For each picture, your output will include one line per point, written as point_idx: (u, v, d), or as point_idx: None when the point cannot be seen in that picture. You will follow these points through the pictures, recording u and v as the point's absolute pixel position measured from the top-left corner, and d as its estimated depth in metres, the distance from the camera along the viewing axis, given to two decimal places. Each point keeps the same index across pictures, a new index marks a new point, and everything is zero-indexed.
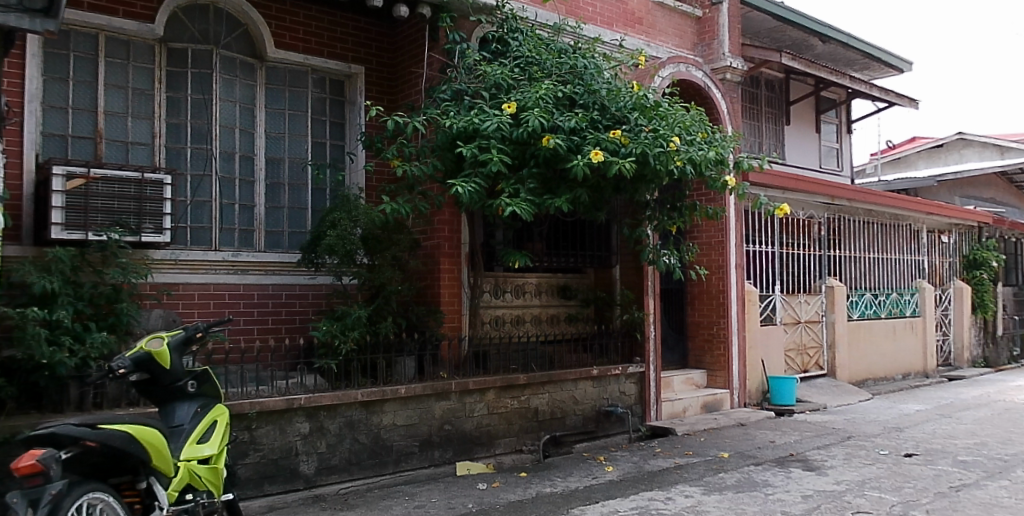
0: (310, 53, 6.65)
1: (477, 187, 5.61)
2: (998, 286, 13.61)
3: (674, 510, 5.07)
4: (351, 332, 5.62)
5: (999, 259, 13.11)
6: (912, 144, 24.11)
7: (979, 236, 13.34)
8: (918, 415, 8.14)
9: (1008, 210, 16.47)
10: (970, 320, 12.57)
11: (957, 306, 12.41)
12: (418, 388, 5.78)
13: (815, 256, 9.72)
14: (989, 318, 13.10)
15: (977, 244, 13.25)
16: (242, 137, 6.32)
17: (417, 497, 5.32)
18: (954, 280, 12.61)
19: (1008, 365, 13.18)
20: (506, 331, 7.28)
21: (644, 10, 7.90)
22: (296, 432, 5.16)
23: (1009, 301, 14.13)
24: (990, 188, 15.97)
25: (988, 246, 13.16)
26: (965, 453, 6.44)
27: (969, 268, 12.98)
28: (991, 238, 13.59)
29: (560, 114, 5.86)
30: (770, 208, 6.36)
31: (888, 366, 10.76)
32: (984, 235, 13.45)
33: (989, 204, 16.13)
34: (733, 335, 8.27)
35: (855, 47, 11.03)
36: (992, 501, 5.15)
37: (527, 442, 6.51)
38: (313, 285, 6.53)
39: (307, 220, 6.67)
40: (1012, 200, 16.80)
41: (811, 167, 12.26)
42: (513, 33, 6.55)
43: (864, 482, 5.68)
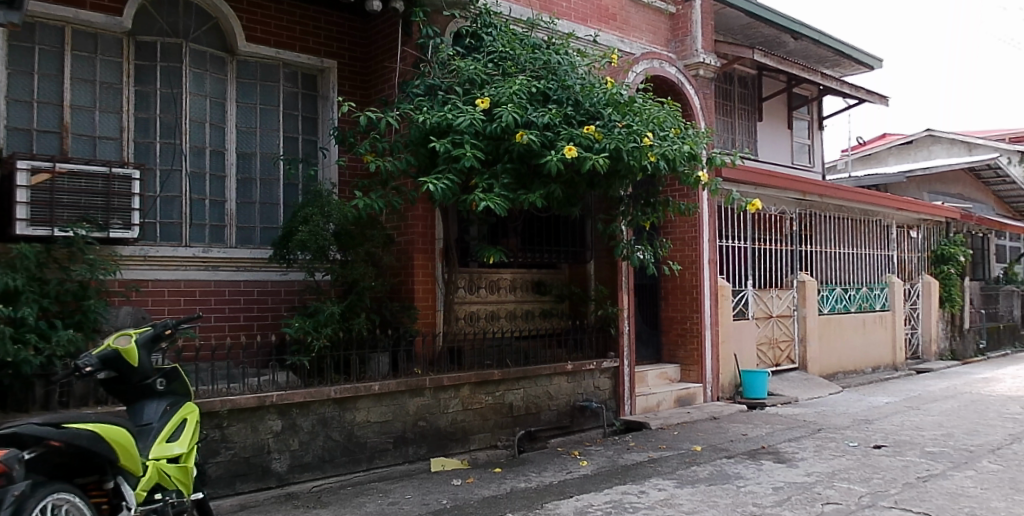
0: (282, 47, 6.58)
1: (450, 183, 5.59)
2: (965, 280, 13.85)
3: (647, 503, 5.10)
4: (324, 328, 5.59)
5: (966, 254, 13.33)
6: (882, 141, 24.44)
7: (947, 232, 13.56)
8: (887, 407, 8.27)
9: (975, 205, 16.77)
10: (938, 314, 12.78)
11: (925, 301, 12.63)
12: (392, 385, 5.75)
13: (787, 251, 9.82)
14: (956, 312, 13.35)
15: (945, 239, 13.46)
16: (213, 132, 6.24)
17: (391, 494, 5.29)
18: (923, 274, 12.83)
19: (975, 358, 13.42)
20: (480, 326, 7.27)
21: (617, 6, 7.91)
22: (268, 430, 5.10)
23: (976, 296, 14.40)
24: (958, 184, 16.26)
25: (956, 241, 13.38)
26: (933, 444, 6.55)
27: (937, 263, 13.19)
28: (959, 233, 13.83)
29: (534, 110, 5.85)
30: (742, 203, 6.39)
31: (858, 360, 10.91)
32: (952, 231, 13.68)
33: (958, 199, 16.41)
34: (706, 330, 8.33)
35: (827, 44, 11.15)
36: (958, 491, 5.25)
37: (502, 437, 6.49)
38: (285, 282, 6.47)
39: (279, 215, 6.59)
40: (979, 195, 17.11)
41: (784, 163, 12.39)
42: (486, 28, 6.54)
43: (833, 474, 5.76)
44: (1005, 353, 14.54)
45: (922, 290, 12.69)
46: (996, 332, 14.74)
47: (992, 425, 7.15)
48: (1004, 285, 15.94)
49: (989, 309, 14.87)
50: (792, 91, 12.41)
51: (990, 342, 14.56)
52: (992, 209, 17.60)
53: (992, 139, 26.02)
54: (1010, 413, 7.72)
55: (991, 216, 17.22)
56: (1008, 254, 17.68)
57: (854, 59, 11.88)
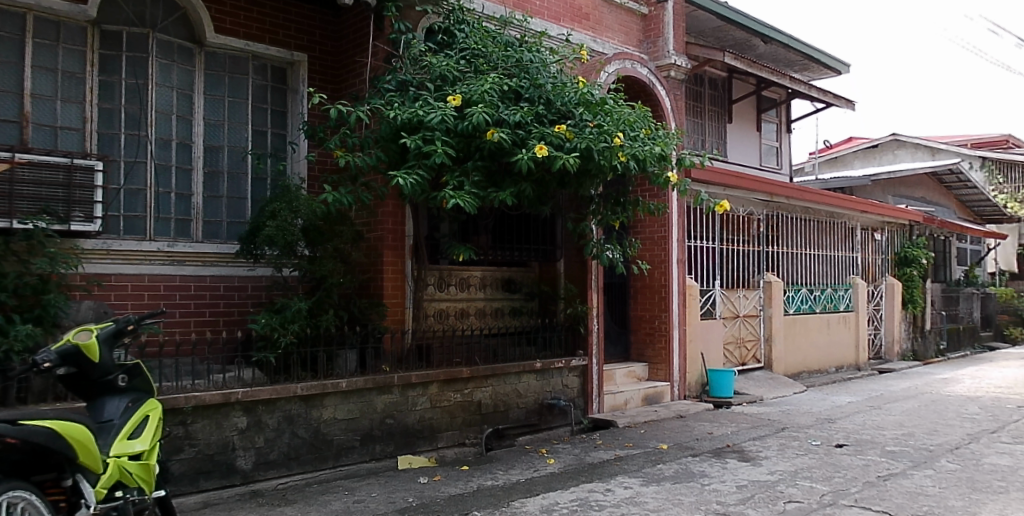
0: (252, 39, 6.49)
1: (420, 179, 5.55)
2: (927, 282, 14.14)
3: (613, 501, 5.13)
4: (291, 325, 5.55)
5: (928, 256, 13.62)
6: (849, 144, 24.85)
7: (910, 234, 13.82)
8: (849, 406, 8.41)
9: (938, 209, 17.13)
10: (900, 315, 13.04)
11: (888, 302, 12.87)
12: (360, 382, 5.71)
13: (755, 252, 9.94)
14: (918, 313, 13.64)
15: (909, 241, 13.73)
16: (179, 124, 6.14)
17: (357, 492, 5.26)
18: (886, 276, 13.06)
19: (936, 358, 13.71)
20: (449, 324, 7.26)
21: (591, 5, 7.93)
22: (233, 427, 5.04)
23: (937, 298, 14.71)
24: (921, 188, 16.59)
25: (919, 244, 13.66)
26: (894, 443, 6.68)
27: (900, 265, 13.44)
28: (921, 236, 14.12)
29: (506, 108, 5.84)
30: (711, 203, 6.45)
31: (822, 359, 11.08)
32: (915, 233, 13.95)
33: (921, 203, 16.73)
34: (674, 329, 8.40)
35: (796, 48, 11.31)
36: (917, 490, 5.36)
37: (469, 435, 6.49)
38: (252, 277, 6.39)
39: (247, 210, 6.50)
40: (942, 199, 17.49)
41: (753, 165, 12.53)
42: (459, 25, 6.52)
43: (796, 472, 5.84)
44: (964, 354, 14.87)
45: (885, 291, 12.90)
46: (955, 332, 15.07)
47: (951, 425, 7.31)
48: (964, 287, 16.31)
49: (949, 311, 15.20)
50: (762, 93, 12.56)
51: (951, 343, 14.88)
52: (953, 212, 18.01)
53: (955, 144, 26.61)
54: (967, 413, 7.91)
55: (952, 220, 17.60)
56: (968, 257, 18.08)
57: (823, 64, 12.06)
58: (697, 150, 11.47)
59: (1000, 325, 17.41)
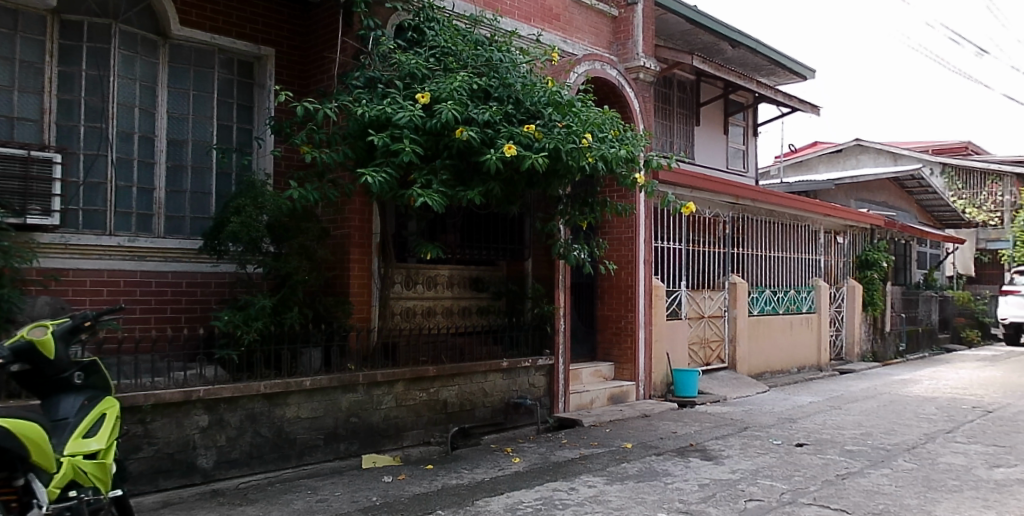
0: (218, 33, 6.39)
1: (388, 176, 5.52)
2: (887, 285, 14.42)
3: (577, 500, 5.14)
4: (254, 322, 5.49)
5: (888, 259, 13.90)
6: (813, 149, 25.29)
7: (871, 238, 14.10)
8: (810, 406, 8.54)
9: (898, 214, 17.50)
10: (861, 317, 13.28)
11: (849, 304, 13.10)
12: (324, 381, 5.65)
13: (721, 254, 10.06)
14: (878, 315, 13.91)
15: (870, 245, 14.00)
16: (142, 117, 6.03)
17: (320, 491, 5.22)
18: (848, 278, 13.30)
19: (895, 360, 13.99)
20: (416, 322, 7.24)
21: (561, 6, 7.95)
22: (193, 425, 4.96)
23: (897, 300, 15.01)
24: (883, 193, 16.92)
25: (879, 247, 13.93)
26: (853, 442, 6.80)
27: (862, 267, 13.69)
28: (883, 240, 14.41)
29: (475, 107, 5.83)
30: (678, 206, 6.50)
31: (785, 360, 11.24)
32: (877, 237, 14.24)
33: (882, 207, 17.07)
34: (640, 329, 8.46)
35: (763, 53, 11.48)
36: (874, 488, 5.47)
37: (435, 434, 6.47)
38: (216, 273, 6.30)
39: (211, 205, 6.40)
40: (902, 204, 17.86)
41: (720, 167, 12.68)
42: (429, 22, 6.49)
43: (757, 471, 5.92)
44: (922, 355, 15.20)
45: (847, 293, 13.14)
46: (914, 334, 15.41)
47: (908, 425, 7.47)
48: (923, 290, 16.67)
49: (908, 313, 15.53)
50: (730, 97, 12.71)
51: (910, 345, 15.19)
52: (913, 217, 18.41)
53: (917, 150, 27.21)
54: (924, 413, 8.08)
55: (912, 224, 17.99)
56: (927, 261, 18.50)
57: (790, 69, 12.26)
58: (665, 152, 11.57)
59: (957, 327, 17.84)
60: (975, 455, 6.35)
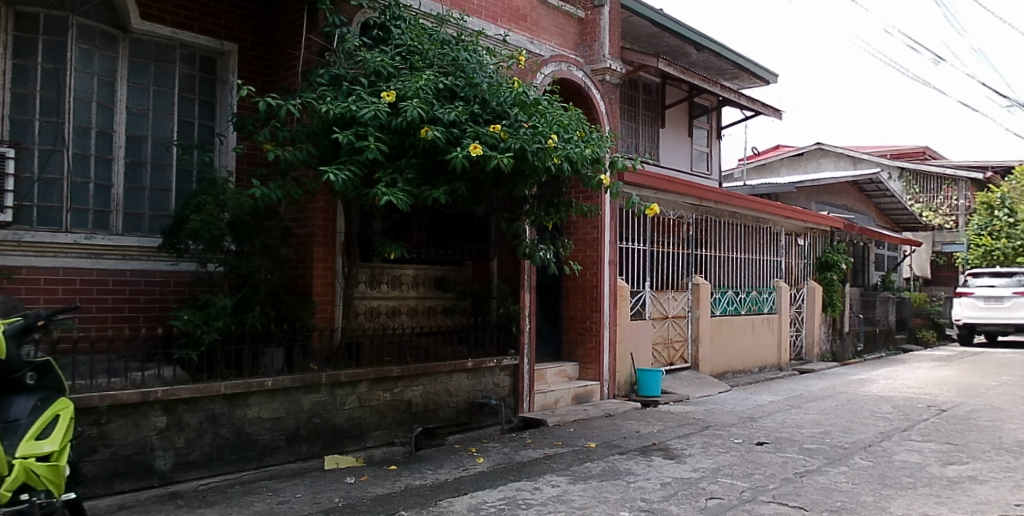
0: (179, 27, 6.29)
1: (352, 174, 5.47)
2: (846, 287, 14.71)
3: (540, 500, 5.16)
4: (215, 321, 5.42)
5: (847, 261, 14.18)
6: (776, 152, 25.72)
7: (831, 240, 14.38)
8: (771, 406, 8.68)
9: (858, 217, 17.88)
10: (821, 317, 13.54)
11: (809, 305, 13.35)
12: (286, 381, 5.59)
13: (684, 255, 10.18)
14: (837, 316, 14.19)
15: (830, 247, 14.27)
16: (100, 112, 5.90)
17: (281, 493, 5.16)
18: (808, 280, 13.54)
19: (853, 360, 14.29)
20: (380, 322, 7.20)
21: (528, 7, 7.97)
22: (151, 427, 4.86)
23: (856, 301, 15.31)
24: (843, 196, 17.26)
25: (839, 249, 14.22)
26: (811, 441, 6.93)
27: (822, 269, 13.95)
28: (842, 242, 14.69)
29: (441, 106, 5.81)
30: (642, 207, 6.55)
31: (746, 359, 11.40)
32: (836, 240, 14.52)
33: (843, 210, 17.41)
34: (605, 329, 8.52)
35: (728, 57, 11.64)
36: (832, 486, 5.57)
37: (398, 435, 6.43)
38: (176, 272, 6.19)
39: (170, 203, 6.28)
40: (862, 207, 18.24)
41: (684, 169, 12.83)
42: (395, 20, 6.45)
43: (718, 470, 6.00)
44: (879, 355, 15.54)
45: (807, 294, 13.38)
46: (872, 334, 15.73)
47: (865, 424, 7.64)
48: (881, 291, 17.03)
49: (867, 314, 15.86)
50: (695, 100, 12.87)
51: (868, 345, 15.52)
52: (872, 220, 18.80)
53: (877, 155, 27.84)
54: (880, 412, 8.26)
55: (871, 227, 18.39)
56: (885, 263, 18.94)
57: (754, 74, 12.46)
58: (630, 154, 11.66)
59: (914, 327, 18.24)
60: (929, 453, 6.51)
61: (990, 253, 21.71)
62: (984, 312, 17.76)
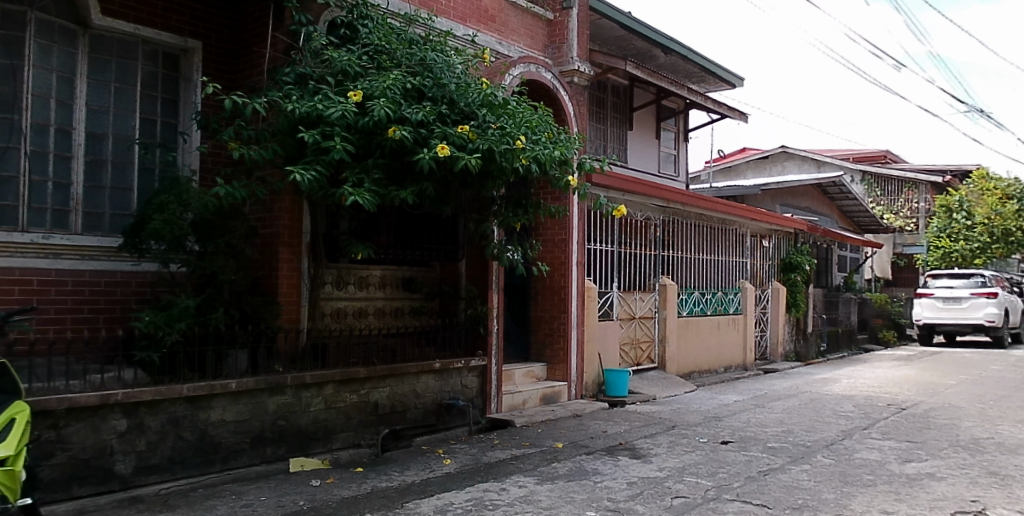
0: (142, 23, 6.18)
1: (318, 174, 5.41)
2: (810, 288, 14.96)
3: (507, 500, 5.17)
4: (177, 323, 5.33)
5: (811, 263, 14.42)
6: (743, 155, 26.08)
7: (795, 242, 14.62)
8: (735, 405, 8.80)
9: (821, 219, 18.21)
10: (785, 318, 13.74)
11: (774, 305, 13.54)
12: (250, 383, 5.52)
13: (651, 256, 10.28)
14: (801, 316, 14.41)
15: (794, 248, 14.50)
16: (59, 109, 5.77)
17: (245, 496, 5.10)
18: (772, 281, 13.74)
19: (816, 359, 14.53)
20: (347, 323, 7.15)
21: (497, 8, 7.98)
22: (111, 430, 4.76)
23: (819, 302, 15.57)
24: (807, 198, 17.56)
25: (803, 251, 14.45)
26: (775, 439, 7.04)
27: (786, 270, 14.16)
28: (806, 244, 14.95)
29: (409, 106, 5.79)
30: (610, 208, 6.59)
31: (712, 359, 11.53)
32: (800, 241, 14.77)
33: (807, 212, 17.71)
34: (573, 329, 8.56)
35: (695, 60, 11.79)
36: (794, 484, 5.66)
37: (365, 436, 6.40)
38: (137, 272, 6.09)
39: (132, 202, 6.18)
40: (825, 209, 18.59)
41: (652, 171, 12.95)
42: (363, 19, 6.42)
43: (683, 469, 6.06)
44: (842, 355, 15.83)
45: (771, 295, 13.58)
46: (835, 335, 16.02)
47: (827, 422, 7.78)
48: (843, 292, 17.34)
49: (829, 314, 16.14)
50: (662, 102, 13.01)
51: (831, 345, 15.81)
52: (835, 222, 19.17)
53: (840, 158, 28.40)
54: (841, 411, 8.41)
55: (834, 228, 18.72)
56: (847, 265, 19.33)
57: (721, 77, 12.63)
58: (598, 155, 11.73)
59: (875, 327, 18.62)
60: (889, 451, 6.65)
61: (949, 255, 22.25)
62: (943, 312, 18.18)
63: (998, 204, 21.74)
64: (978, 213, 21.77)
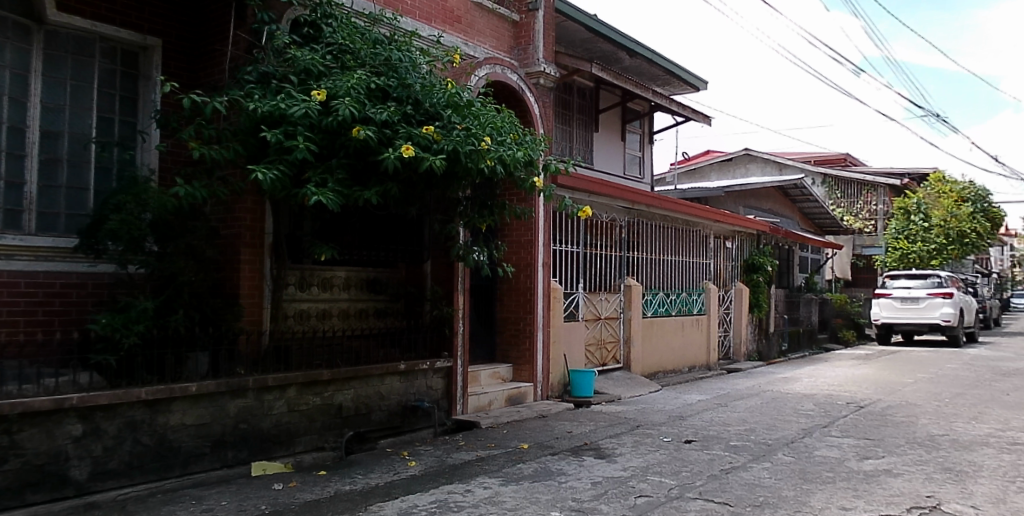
0: (99, 19, 6.05)
1: (281, 173, 5.34)
2: (772, 288, 15.19)
3: (471, 502, 5.17)
4: (135, 325, 5.22)
5: (773, 263, 14.65)
6: (707, 157, 26.45)
7: (758, 243, 14.84)
8: (698, 404, 8.91)
9: (783, 221, 18.53)
10: (748, 318, 13.94)
11: (737, 305, 13.73)
12: (211, 386, 5.43)
13: (616, 257, 10.36)
14: (763, 317, 14.62)
15: (757, 249, 14.73)
16: (12, 107, 5.62)
17: (205, 501, 5.02)
18: (735, 282, 13.93)
19: (778, 359, 14.77)
20: (310, 325, 7.08)
21: (462, 8, 7.98)
22: (66, 435, 4.65)
23: (781, 302, 15.83)
24: (770, 200, 17.86)
25: (765, 252, 14.68)
26: (738, 438, 7.14)
27: (749, 271, 14.37)
28: (768, 245, 15.19)
29: (373, 106, 5.75)
30: (574, 209, 6.61)
31: (676, 359, 11.65)
32: (762, 242, 15.01)
33: (770, 214, 18.01)
34: (538, 330, 8.58)
35: (660, 63, 11.93)
36: (756, 482, 5.74)
37: (329, 439, 6.34)
38: (93, 273, 5.94)
39: (89, 202, 6.04)
40: (787, 211, 18.93)
41: (617, 173, 13.06)
42: (326, 19, 6.36)
43: (647, 468, 6.12)
44: (803, 354, 16.10)
45: (734, 296, 13.76)
46: (796, 335, 16.31)
47: (788, 421, 7.92)
48: (804, 292, 17.66)
49: (791, 314, 16.42)
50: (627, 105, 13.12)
51: (792, 345, 16.07)
52: (797, 223, 19.54)
53: (802, 161, 28.97)
54: (802, 409, 8.56)
55: (795, 230, 19.05)
56: (808, 265, 19.70)
57: (686, 80, 12.79)
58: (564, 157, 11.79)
59: (835, 327, 19.00)
60: (847, 448, 6.79)
61: (907, 256, 22.77)
62: (901, 312, 18.60)
63: (953, 206, 22.26)
64: (935, 216, 22.33)
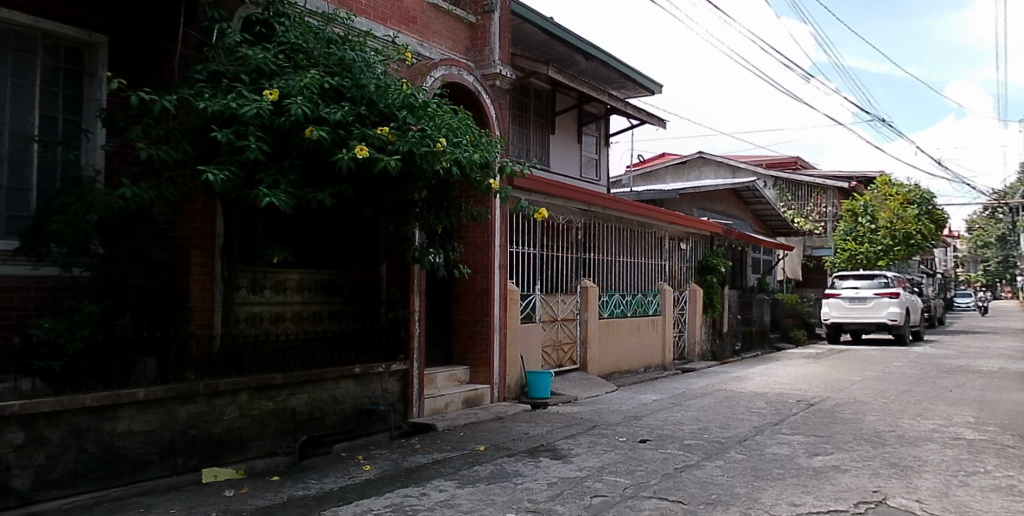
0: (41, 15, 5.86)
1: (232, 174, 5.22)
2: (726, 288, 15.46)
3: (426, 505, 5.14)
4: (80, 330, 5.08)
5: (726, 265, 14.91)
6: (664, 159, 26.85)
7: (711, 244, 15.09)
8: (653, 404, 9.03)
9: (736, 222, 18.90)
10: (701, 318, 14.16)
11: (691, 306, 13.93)
12: (160, 391, 5.31)
13: (573, 258, 10.45)
14: (717, 317, 14.86)
15: (711, 251, 14.98)
16: None
17: (153, 509, 4.90)
18: (690, 283, 14.14)
19: (731, 358, 15.05)
20: (263, 328, 6.97)
21: (418, 9, 7.95)
22: (6, 444, 4.49)
23: (734, 303, 16.11)
24: (724, 202, 18.21)
25: (719, 253, 14.94)
26: (692, 437, 7.25)
27: (703, 272, 14.61)
28: (721, 246, 15.46)
29: (326, 106, 5.68)
30: (530, 211, 6.63)
31: (631, 360, 11.78)
32: (716, 243, 15.28)
33: (723, 216, 18.36)
34: (495, 332, 8.60)
35: (616, 66, 12.06)
36: (709, 479, 5.84)
37: (282, 444, 6.26)
38: (36, 277, 5.73)
39: (31, 202, 5.83)
40: (741, 213, 19.32)
41: (573, 175, 13.18)
42: (278, 17, 6.26)
43: (603, 468, 6.17)
44: (756, 354, 16.44)
45: (688, 297, 13.97)
46: (748, 334, 16.63)
47: (740, 419, 8.07)
48: (757, 292, 18.01)
49: (745, 314, 16.74)
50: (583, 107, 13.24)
51: (744, 344, 16.38)
52: (749, 225, 19.96)
53: (756, 163, 29.57)
54: (753, 408, 8.75)
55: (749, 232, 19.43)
56: (760, 266, 20.13)
57: (643, 83, 12.95)
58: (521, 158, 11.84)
59: (787, 327, 19.44)
60: (798, 445, 6.95)
61: (856, 257, 23.39)
62: (850, 311, 19.08)
63: (899, 208, 22.87)
64: (882, 218, 22.94)
